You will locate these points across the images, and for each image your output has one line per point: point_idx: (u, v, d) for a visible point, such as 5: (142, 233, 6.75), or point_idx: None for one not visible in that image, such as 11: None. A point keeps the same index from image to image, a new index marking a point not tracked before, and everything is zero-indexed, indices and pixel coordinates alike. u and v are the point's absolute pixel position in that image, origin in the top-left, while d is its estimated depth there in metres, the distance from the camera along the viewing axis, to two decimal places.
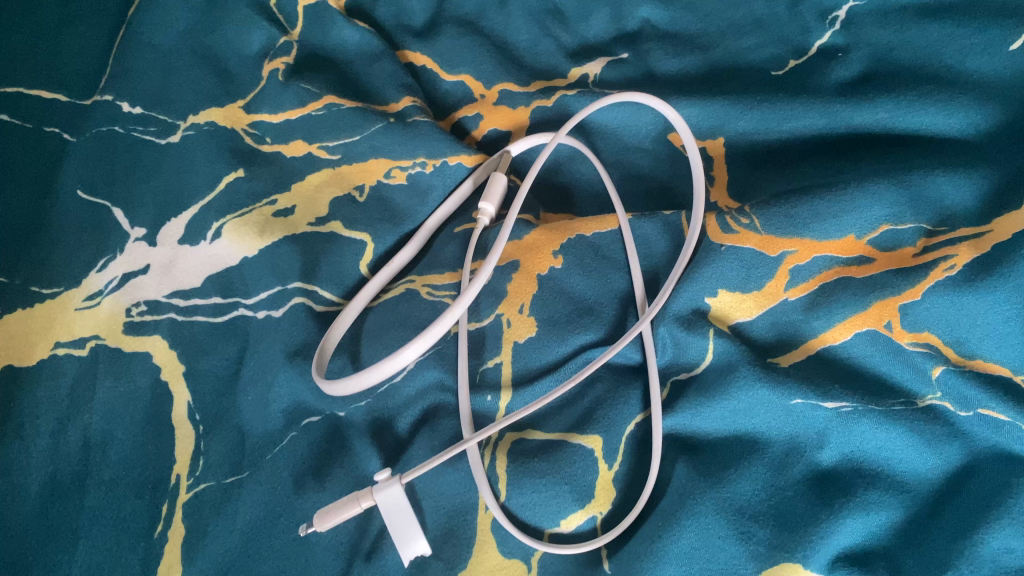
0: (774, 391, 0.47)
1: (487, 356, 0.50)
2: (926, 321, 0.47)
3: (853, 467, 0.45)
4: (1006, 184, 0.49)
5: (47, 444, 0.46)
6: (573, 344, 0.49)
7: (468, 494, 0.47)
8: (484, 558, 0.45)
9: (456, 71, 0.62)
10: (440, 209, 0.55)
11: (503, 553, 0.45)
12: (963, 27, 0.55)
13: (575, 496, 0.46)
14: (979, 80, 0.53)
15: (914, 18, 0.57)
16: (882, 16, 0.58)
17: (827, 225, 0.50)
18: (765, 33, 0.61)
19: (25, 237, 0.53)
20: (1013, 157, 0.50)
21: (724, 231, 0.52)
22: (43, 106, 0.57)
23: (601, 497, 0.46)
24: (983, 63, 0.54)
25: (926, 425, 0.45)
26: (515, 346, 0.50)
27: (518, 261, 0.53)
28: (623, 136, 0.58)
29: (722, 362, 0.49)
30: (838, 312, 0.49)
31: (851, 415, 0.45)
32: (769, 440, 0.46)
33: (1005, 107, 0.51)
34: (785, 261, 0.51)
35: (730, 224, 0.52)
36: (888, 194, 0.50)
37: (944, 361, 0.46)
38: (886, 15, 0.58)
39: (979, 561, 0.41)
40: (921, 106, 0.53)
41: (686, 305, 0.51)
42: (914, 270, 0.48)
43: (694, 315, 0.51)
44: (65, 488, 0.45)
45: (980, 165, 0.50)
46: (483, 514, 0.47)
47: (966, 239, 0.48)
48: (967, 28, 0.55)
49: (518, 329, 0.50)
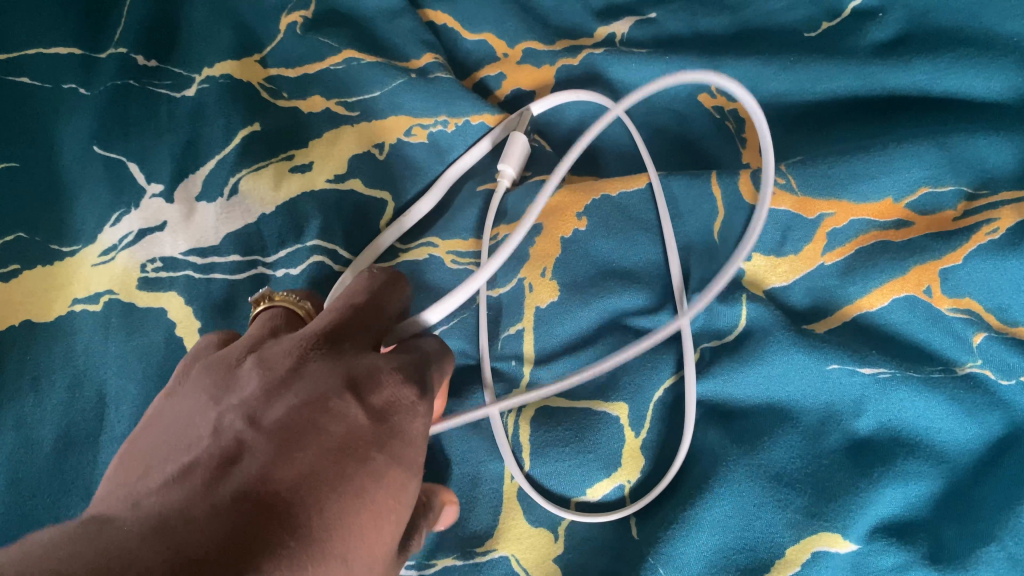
0: (808, 355, 0.45)
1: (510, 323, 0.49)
2: (968, 286, 0.45)
3: (891, 435, 0.44)
4: None
5: (63, 398, 0.47)
6: (600, 309, 0.48)
7: (492, 463, 0.46)
8: (511, 527, 0.45)
9: (478, 29, 0.61)
10: (459, 162, 0.53)
11: (530, 522, 0.45)
12: None
13: (602, 466, 0.45)
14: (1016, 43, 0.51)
15: None
16: None
17: (863, 186, 0.49)
18: None
19: (40, 193, 0.52)
20: None
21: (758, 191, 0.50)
22: (59, 63, 0.56)
23: (628, 466, 0.45)
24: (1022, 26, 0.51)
25: (966, 393, 0.44)
26: (537, 311, 0.49)
27: (541, 226, 0.51)
28: (650, 95, 0.57)
29: (756, 327, 0.48)
30: (875, 277, 0.47)
31: (889, 381, 0.44)
32: (803, 409, 0.45)
33: None
34: (821, 224, 0.49)
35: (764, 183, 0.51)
36: (928, 155, 0.48)
37: (986, 328, 0.45)
38: None
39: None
40: (960, 68, 0.51)
41: None
42: (954, 234, 0.46)
43: (729, 284, 0.50)
44: (79, 441, 0.46)
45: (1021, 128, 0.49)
46: (509, 483, 0.46)
47: (1009, 202, 0.46)
48: None
49: (540, 294, 0.49)
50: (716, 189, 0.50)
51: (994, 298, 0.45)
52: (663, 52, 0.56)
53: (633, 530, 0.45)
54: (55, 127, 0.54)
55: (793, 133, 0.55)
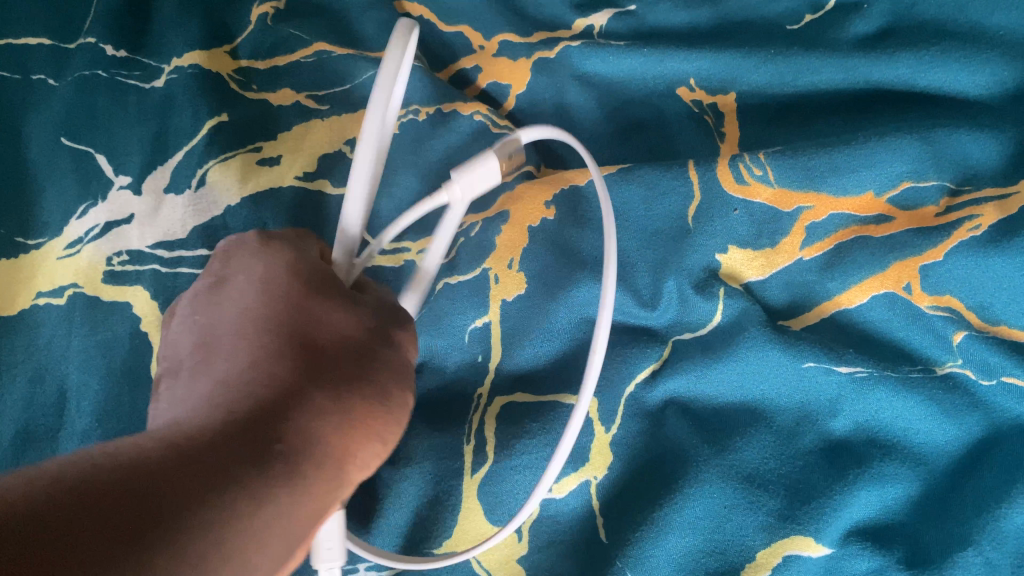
0: (784, 354, 0.44)
1: (475, 313, 0.47)
2: (948, 283, 0.44)
3: (866, 436, 0.43)
4: None
5: (25, 392, 0.47)
6: (564, 302, 0.47)
7: (454, 460, 0.45)
8: (471, 526, 0.43)
9: (454, 22, 0.60)
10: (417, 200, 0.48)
11: (491, 522, 0.43)
12: None
13: (564, 463, 0.44)
14: (1000, 36, 0.50)
15: None
16: None
17: (844, 180, 0.47)
18: None
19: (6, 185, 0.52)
20: None
21: (737, 181, 0.49)
22: (28, 53, 0.56)
23: (595, 461, 0.44)
24: (1009, 18, 0.50)
25: (945, 394, 0.42)
26: (503, 305, 0.47)
27: (507, 212, 0.50)
28: (629, 87, 0.56)
29: (731, 324, 0.46)
30: (854, 273, 0.46)
31: (866, 381, 0.43)
32: (777, 408, 0.44)
33: None
34: (801, 217, 0.48)
35: (742, 172, 0.49)
36: (910, 148, 0.47)
37: (966, 326, 0.44)
38: None
39: (1003, 539, 0.39)
40: (944, 61, 0.50)
41: (699, 262, 0.48)
42: (935, 230, 0.45)
43: (706, 275, 0.48)
44: (41, 437, 0.46)
45: (1003, 125, 0.48)
46: (470, 479, 0.44)
47: (992, 200, 0.45)
48: None
49: (507, 286, 0.48)
50: (693, 176, 0.49)
51: (973, 297, 0.44)
52: (639, 45, 0.55)
53: (601, 533, 0.43)
54: (26, 119, 0.54)
55: (772, 123, 0.53)
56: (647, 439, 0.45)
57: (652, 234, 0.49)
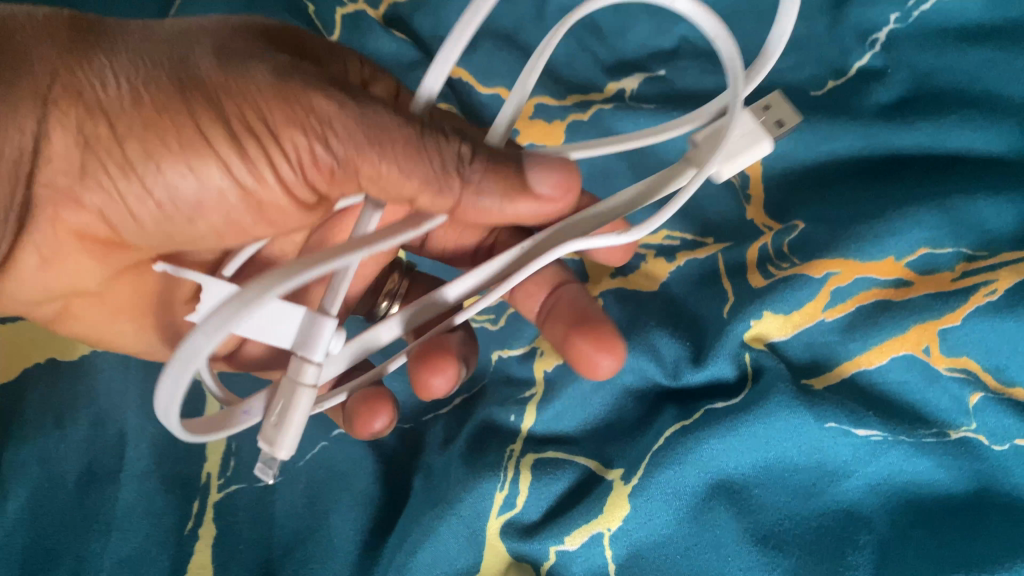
0: (808, 414, 0.46)
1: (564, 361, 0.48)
2: (964, 345, 0.46)
3: (880, 496, 0.45)
4: None
5: (86, 434, 0.51)
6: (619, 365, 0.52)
7: (481, 502, 0.47)
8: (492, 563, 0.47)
9: (491, 84, 0.63)
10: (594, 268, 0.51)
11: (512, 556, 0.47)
12: (1003, 52, 0.53)
13: (582, 514, 0.47)
14: (1014, 103, 0.53)
15: (956, 41, 0.55)
16: (923, 37, 0.56)
17: (869, 247, 0.50)
18: (804, 52, 0.60)
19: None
20: None
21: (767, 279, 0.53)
22: None
23: (608, 513, 0.46)
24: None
25: (955, 460, 0.45)
26: (545, 374, 0.54)
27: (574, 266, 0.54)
28: (659, 152, 0.59)
29: (759, 391, 0.48)
30: (876, 336, 0.48)
31: (881, 444, 0.45)
32: (795, 468, 0.46)
33: None
34: (828, 282, 0.50)
35: (773, 270, 0.53)
36: (929, 218, 0.50)
37: (983, 387, 0.46)
38: (928, 36, 0.56)
39: None
40: (957, 128, 0.53)
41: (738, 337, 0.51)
42: (952, 294, 0.47)
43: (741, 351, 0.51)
44: (99, 478, 0.50)
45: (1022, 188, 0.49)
46: (493, 520, 0.48)
47: (1008, 264, 0.47)
48: (1007, 52, 0.53)
49: (549, 358, 0.54)
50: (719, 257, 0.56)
51: (988, 360, 0.46)
52: (668, 109, 0.58)
53: None
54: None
55: (796, 190, 0.57)
56: (670, 490, 0.46)
57: (688, 315, 0.54)
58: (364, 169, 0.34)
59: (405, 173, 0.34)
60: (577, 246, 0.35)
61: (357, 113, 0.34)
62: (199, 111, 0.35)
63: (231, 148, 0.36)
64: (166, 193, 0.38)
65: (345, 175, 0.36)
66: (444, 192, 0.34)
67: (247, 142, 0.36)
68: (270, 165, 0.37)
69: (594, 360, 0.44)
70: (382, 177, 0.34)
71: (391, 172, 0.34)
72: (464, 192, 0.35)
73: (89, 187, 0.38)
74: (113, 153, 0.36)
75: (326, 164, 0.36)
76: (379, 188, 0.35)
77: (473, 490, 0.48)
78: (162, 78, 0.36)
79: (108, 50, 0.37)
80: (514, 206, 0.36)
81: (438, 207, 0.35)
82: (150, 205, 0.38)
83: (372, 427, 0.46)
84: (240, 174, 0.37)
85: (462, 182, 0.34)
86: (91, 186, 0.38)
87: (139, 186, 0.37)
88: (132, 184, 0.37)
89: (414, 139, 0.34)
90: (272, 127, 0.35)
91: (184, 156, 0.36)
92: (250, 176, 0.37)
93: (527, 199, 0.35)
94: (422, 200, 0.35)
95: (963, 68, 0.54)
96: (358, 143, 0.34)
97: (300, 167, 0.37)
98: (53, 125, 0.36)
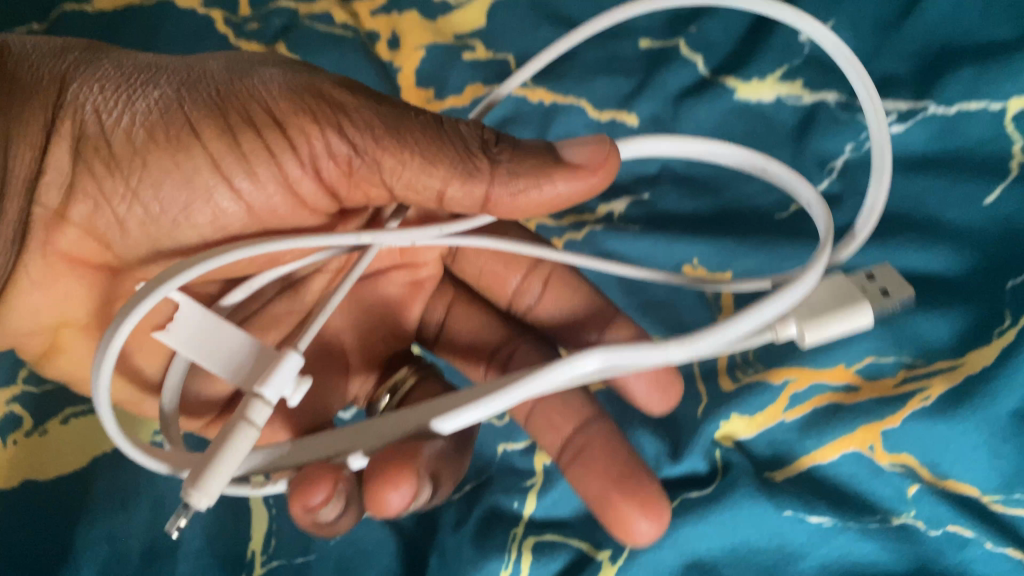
0: (769, 504, 0.55)
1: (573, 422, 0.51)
2: (905, 444, 0.54)
3: (831, 573, 0.53)
4: (980, 323, 0.55)
5: (148, 516, 0.59)
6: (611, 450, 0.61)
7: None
8: None
9: None
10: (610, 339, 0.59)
11: None
12: (942, 181, 0.62)
13: None
14: (955, 226, 0.60)
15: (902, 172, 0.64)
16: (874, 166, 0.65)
17: (822, 356, 0.59)
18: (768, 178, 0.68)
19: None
20: (986, 297, 0.56)
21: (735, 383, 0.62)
22: None
23: None
24: (960, 214, 0.60)
25: (897, 542, 0.52)
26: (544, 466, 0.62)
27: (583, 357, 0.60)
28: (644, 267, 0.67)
29: (724, 484, 0.57)
30: (827, 434, 0.56)
31: (832, 530, 0.53)
32: (758, 550, 0.54)
33: (980, 254, 0.58)
34: (786, 387, 0.59)
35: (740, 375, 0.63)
36: (875, 332, 0.58)
37: (920, 480, 0.54)
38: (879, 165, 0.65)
39: None
40: (905, 248, 0.60)
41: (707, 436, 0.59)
42: (893, 401, 0.55)
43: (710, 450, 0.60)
44: (160, 557, 0.58)
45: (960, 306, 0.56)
46: None
47: (941, 371, 0.55)
48: (945, 181, 0.62)
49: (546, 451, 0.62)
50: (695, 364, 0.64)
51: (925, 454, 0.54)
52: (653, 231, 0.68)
53: None
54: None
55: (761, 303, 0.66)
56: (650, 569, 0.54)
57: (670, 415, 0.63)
58: (385, 162, 0.45)
59: (431, 172, 0.45)
60: (599, 356, 0.37)
61: (361, 121, 0.45)
62: (202, 129, 0.46)
63: (235, 155, 0.46)
64: (154, 199, 0.48)
65: (364, 169, 0.46)
66: (475, 174, 0.44)
67: (250, 149, 0.46)
68: (273, 157, 0.46)
69: (614, 501, 0.51)
70: (404, 169, 0.45)
71: (417, 163, 0.44)
72: (492, 180, 0.45)
73: (76, 196, 0.49)
74: (102, 153, 0.47)
75: (327, 159, 0.46)
76: (407, 186, 0.46)
77: (483, 569, 0.56)
78: (168, 100, 0.46)
79: (97, 86, 0.47)
80: (553, 184, 0.45)
81: (469, 195, 0.45)
82: (134, 207, 0.48)
83: (311, 500, 0.43)
84: (247, 196, 0.48)
85: (488, 181, 0.45)
86: (80, 193, 0.48)
87: (124, 185, 0.47)
88: (117, 183, 0.47)
89: (439, 140, 0.45)
90: (280, 130, 0.46)
91: (193, 185, 0.47)
92: (249, 187, 0.48)
93: (563, 171, 0.45)
94: (451, 190, 0.45)
95: (910, 194, 0.63)
96: (365, 136, 0.45)
97: (312, 168, 0.47)
98: (58, 148, 0.47)
